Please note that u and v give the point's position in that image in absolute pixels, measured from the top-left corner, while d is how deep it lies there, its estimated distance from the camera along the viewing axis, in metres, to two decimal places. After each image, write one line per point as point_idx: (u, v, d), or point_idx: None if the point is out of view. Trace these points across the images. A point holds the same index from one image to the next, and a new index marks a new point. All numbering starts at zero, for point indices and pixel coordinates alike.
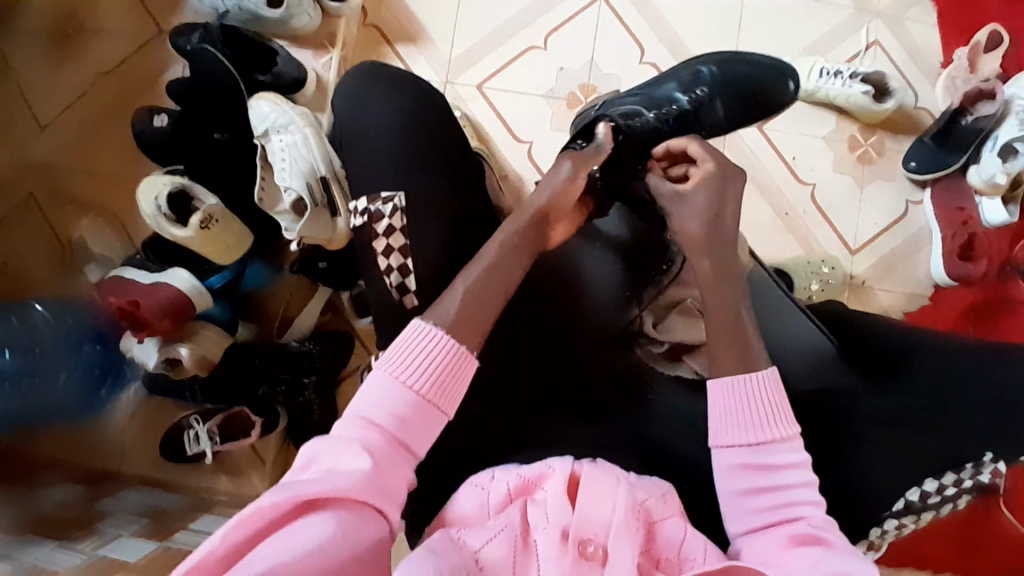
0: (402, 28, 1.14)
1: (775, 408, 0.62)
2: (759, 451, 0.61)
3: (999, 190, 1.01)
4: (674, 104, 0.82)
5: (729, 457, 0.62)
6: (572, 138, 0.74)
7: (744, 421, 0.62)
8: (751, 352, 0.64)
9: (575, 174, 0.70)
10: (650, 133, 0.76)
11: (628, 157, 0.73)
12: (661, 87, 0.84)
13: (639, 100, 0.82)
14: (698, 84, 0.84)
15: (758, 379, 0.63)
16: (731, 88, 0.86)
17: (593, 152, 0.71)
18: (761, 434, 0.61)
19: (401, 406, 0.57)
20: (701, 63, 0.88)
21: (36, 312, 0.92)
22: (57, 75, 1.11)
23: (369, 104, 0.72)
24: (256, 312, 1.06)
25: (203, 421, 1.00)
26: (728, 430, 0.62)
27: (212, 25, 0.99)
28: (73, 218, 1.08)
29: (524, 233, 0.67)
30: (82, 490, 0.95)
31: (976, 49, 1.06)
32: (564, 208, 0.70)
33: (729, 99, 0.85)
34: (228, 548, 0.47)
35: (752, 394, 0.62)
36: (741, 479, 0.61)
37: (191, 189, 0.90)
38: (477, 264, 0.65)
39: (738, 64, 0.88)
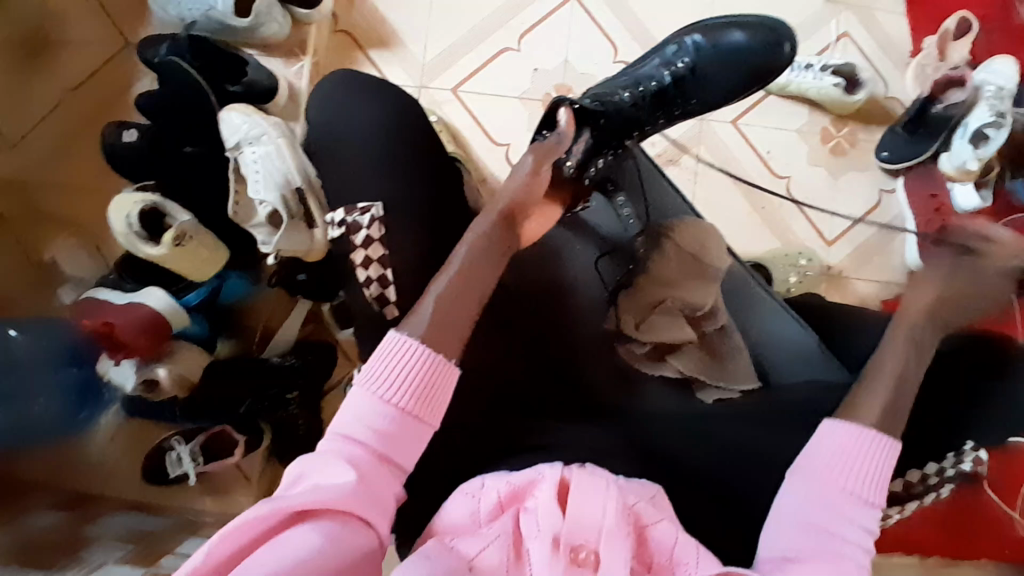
0: (374, 34, 1.13)
1: (878, 478, 0.61)
2: (845, 500, 0.60)
3: (970, 176, 1.02)
4: (655, 80, 0.85)
5: (807, 490, 0.61)
6: (540, 126, 0.74)
7: (846, 467, 0.61)
8: (739, 361, 0.72)
9: (537, 169, 0.71)
10: (631, 113, 0.81)
11: (600, 142, 0.77)
12: (646, 63, 0.87)
13: (620, 79, 0.86)
14: (682, 55, 0.87)
15: (881, 446, 0.62)
16: (714, 56, 0.87)
17: (553, 144, 0.72)
18: (864, 495, 0.60)
19: (384, 422, 0.57)
20: (690, 33, 0.89)
21: (13, 338, 0.88)
22: (22, 91, 1.08)
23: (343, 113, 0.71)
24: (235, 326, 1.04)
25: (185, 441, 0.99)
26: (830, 468, 0.61)
27: (180, 35, 0.97)
28: (45, 238, 1.05)
29: (494, 234, 0.66)
30: (63, 516, 0.93)
31: (944, 37, 1.07)
32: (529, 203, 0.70)
33: (710, 68, 0.87)
34: (215, 563, 0.47)
35: (871, 456, 0.62)
36: (817, 517, 0.59)
37: (162, 206, 0.88)
38: (450, 270, 0.64)
39: (725, 31, 0.88)
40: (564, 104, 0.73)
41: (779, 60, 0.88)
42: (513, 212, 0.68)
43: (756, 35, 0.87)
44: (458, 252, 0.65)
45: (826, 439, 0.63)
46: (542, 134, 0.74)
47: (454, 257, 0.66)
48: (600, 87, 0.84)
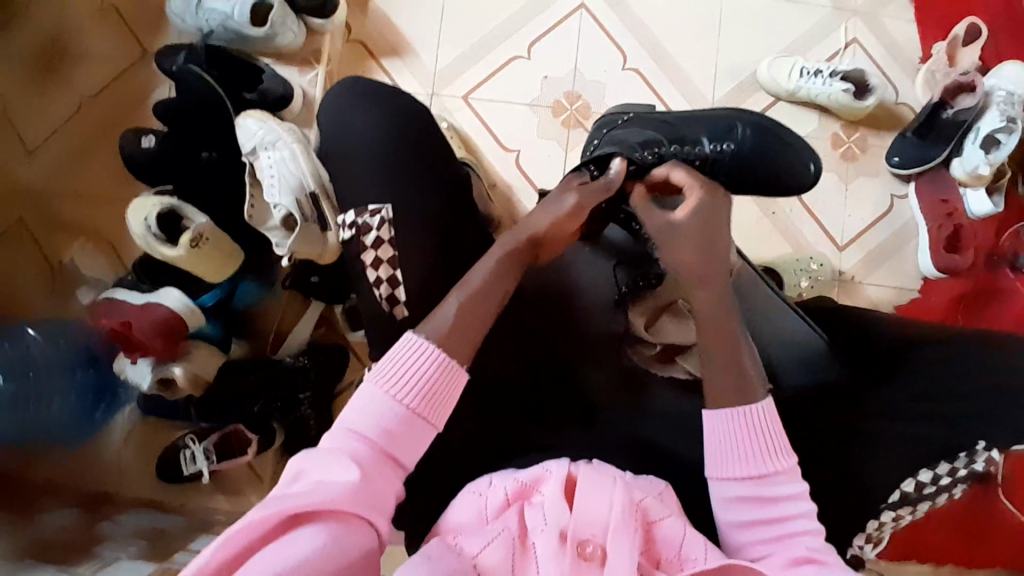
0: (386, 43, 1.15)
1: (772, 440, 0.60)
2: (758, 485, 0.60)
3: (982, 180, 1.03)
4: (692, 149, 0.74)
5: (722, 492, 0.61)
6: (585, 165, 0.69)
7: (740, 454, 0.60)
8: (750, 384, 0.62)
9: (577, 209, 0.67)
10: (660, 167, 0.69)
11: (635, 197, 0.68)
12: (690, 128, 0.77)
13: (662, 134, 0.75)
14: (730, 136, 0.76)
15: (756, 411, 0.61)
16: (755, 159, 0.76)
17: (603, 188, 0.67)
18: (762, 468, 0.60)
19: (391, 420, 0.58)
20: (740, 117, 0.79)
21: (29, 335, 0.92)
22: (45, 100, 1.11)
23: (353, 116, 0.73)
24: (249, 329, 1.06)
25: (199, 440, 1.01)
26: (720, 467, 0.61)
27: (196, 46, 0.98)
28: (64, 242, 1.08)
29: (515, 255, 0.66)
30: (79, 514, 0.94)
31: (954, 42, 1.08)
32: (562, 234, 0.68)
33: (745, 167, 0.76)
34: (219, 562, 0.48)
35: (753, 427, 0.61)
36: (740, 512, 0.60)
37: (179, 209, 0.90)
38: (467, 286, 0.64)
39: (774, 140, 0.78)
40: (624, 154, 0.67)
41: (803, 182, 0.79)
42: (538, 242, 0.68)
43: (794, 153, 0.78)
44: (476, 273, 0.65)
45: (708, 433, 0.62)
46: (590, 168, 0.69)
47: (471, 275, 0.65)
48: (634, 132, 0.75)
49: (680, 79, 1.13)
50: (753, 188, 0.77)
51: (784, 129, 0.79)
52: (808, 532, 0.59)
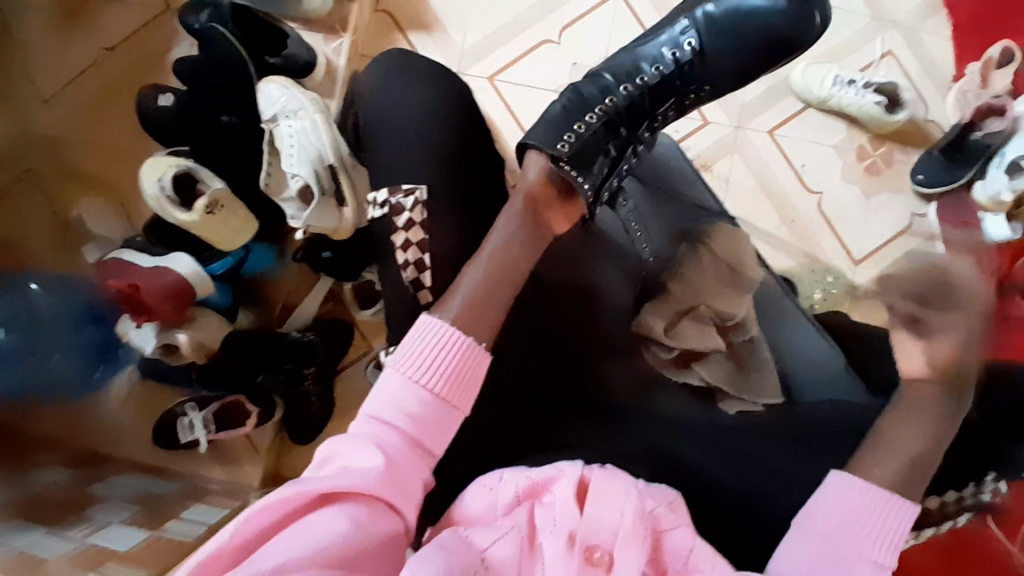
0: (416, 16, 1.12)
1: (891, 535, 0.58)
2: (855, 564, 0.57)
3: (1003, 207, 1.00)
4: (658, 65, 0.79)
5: (809, 546, 0.57)
6: (558, 157, 0.70)
7: (862, 532, 0.58)
8: (919, 481, 0.62)
9: (528, 169, 0.70)
10: (625, 108, 0.76)
11: (586, 155, 0.71)
12: (648, 43, 0.81)
13: (610, 64, 0.81)
14: (688, 34, 0.80)
15: (903, 510, 0.59)
16: (726, 29, 0.79)
17: (538, 155, 0.70)
18: (871, 556, 0.57)
19: (417, 404, 0.57)
20: (699, 4, 0.81)
21: (32, 290, 0.90)
22: (60, 47, 1.08)
23: (394, 96, 0.72)
24: (258, 298, 1.04)
25: (198, 408, 0.99)
26: (825, 528, 0.58)
27: (222, 3, 0.95)
28: (74, 194, 1.05)
29: (524, 220, 0.67)
30: (73, 474, 0.92)
31: (988, 64, 1.05)
32: (550, 195, 0.69)
33: (722, 53, 0.80)
34: (242, 539, 0.47)
35: (881, 518, 0.58)
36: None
37: (195, 171, 0.88)
38: (482, 255, 0.65)
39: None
40: (545, 148, 0.70)
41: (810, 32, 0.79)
42: (538, 200, 0.68)
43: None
44: (489, 240, 0.66)
45: (829, 498, 0.60)
46: (530, 145, 0.71)
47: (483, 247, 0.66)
48: (590, 79, 0.78)
49: None
50: (742, 57, 0.79)
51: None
52: None
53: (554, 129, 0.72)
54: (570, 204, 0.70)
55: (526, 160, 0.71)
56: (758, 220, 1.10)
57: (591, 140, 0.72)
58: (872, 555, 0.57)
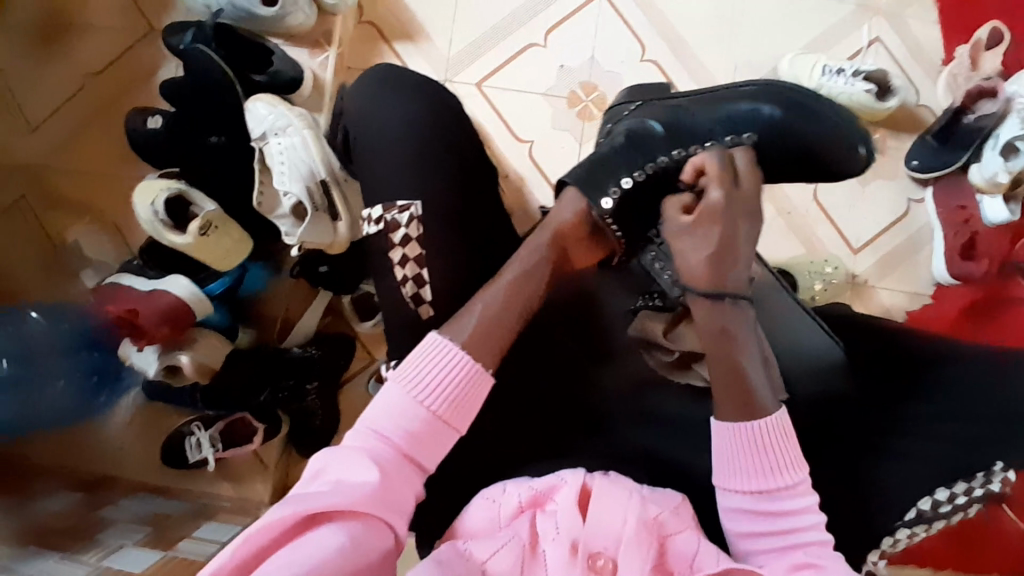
0: (400, 27, 1.12)
1: (780, 455, 0.59)
2: (765, 499, 0.59)
3: (999, 188, 1.00)
4: (709, 140, 0.72)
5: (726, 499, 0.60)
6: (604, 214, 0.67)
7: (745, 466, 0.59)
8: (756, 397, 0.60)
9: (563, 204, 0.67)
10: (669, 175, 0.70)
11: (634, 211, 0.68)
12: (708, 108, 0.74)
13: (663, 117, 0.73)
14: (748, 125, 0.72)
15: (767, 428, 0.59)
16: (785, 136, 0.73)
17: (576, 196, 0.67)
18: (772, 483, 0.59)
19: (413, 423, 0.57)
20: (766, 93, 0.75)
21: (31, 319, 0.91)
22: (44, 74, 1.09)
23: (377, 104, 0.72)
24: (256, 317, 1.05)
25: (205, 427, 1.00)
26: (727, 475, 0.60)
27: (206, 23, 0.96)
28: (66, 221, 1.06)
29: (547, 254, 0.66)
30: (81, 498, 0.94)
31: (977, 46, 1.06)
32: (582, 228, 0.67)
33: (772, 155, 0.73)
34: (239, 560, 0.47)
35: (760, 442, 0.59)
36: (738, 522, 0.60)
37: (188, 195, 0.89)
38: (499, 280, 0.64)
39: (801, 117, 0.73)
40: (592, 199, 0.67)
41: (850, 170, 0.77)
42: (565, 236, 0.66)
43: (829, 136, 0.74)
44: (509, 266, 0.65)
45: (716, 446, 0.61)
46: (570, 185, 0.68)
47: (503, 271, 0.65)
48: (641, 129, 0.72)
49: (700, 73, 1.11)
50: (782, 163, 0.74)
51: (815, 96, 0.75)
52: (813, 543, 0.58)
53: (599, 179, 0.68)
54: (597, 243, 0.68)
55: (563, 197, 0.68)
56: None
57: (636, 202, 0.68)
58: (766, 481, 0.59)
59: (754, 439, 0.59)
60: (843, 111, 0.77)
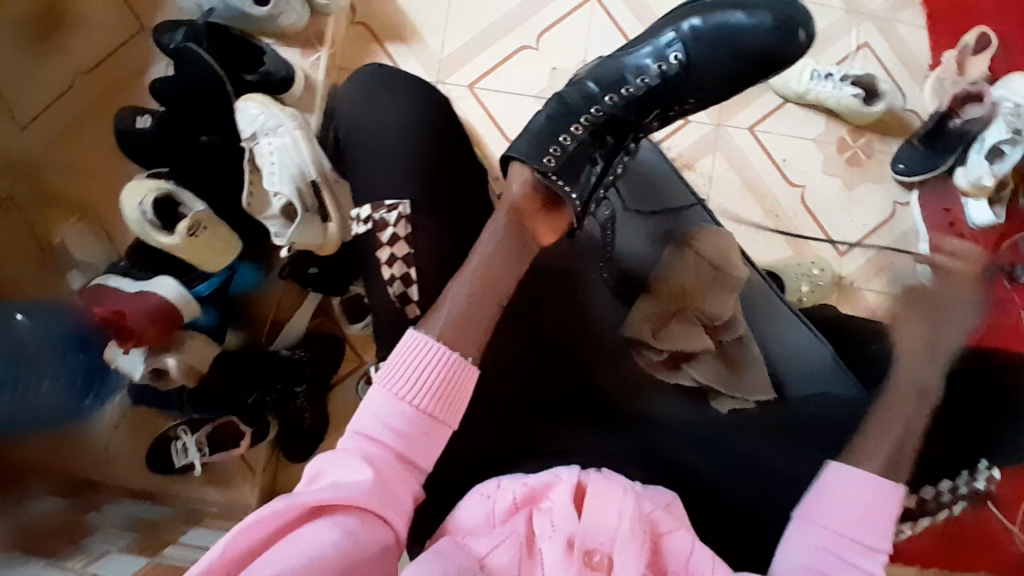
0: (392, 27, 1.12)
1: (883, 522, 0.60)
2: (848, 551, 0.59)
3: (984, 192, 1.02)
4: (643, 75, 0.76)
5: (806, 536, 0.60)
6: (545, 171, 0.69)
7: (847, 515, 0.60)
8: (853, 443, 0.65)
9: (515, 184, 0.69)
10: (607, 120, 0.74)
11: (574, 162, 0.70)
12: (633, 51, 0.77)
13: (593, 72, 0.77)
14: (675, 46, 0.76)
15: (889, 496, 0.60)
16: (712, 42, 0.75)
17: (521, 165, 0.70)
18: (864, 540, 0.59)
19: (404, 421, 0.57)
20: (687, 14, 0.77)
21: (18, 321, 0.89)
22: (31, 72, 1.07)
23: (371, 103, 0.72)
24: (245, 318, 1.04)
25: (191, 431, 0.99)
26: (826, 516, 0.60)
27: (198, 21, 0.96)
28: (53, 221, 1.05)
29: (508, 235, 0.67)
30: (65, 503, 0.92)
31: (964, 51, 1.08)
32: (536, 205, 0.69)
33: (710, 68, 0.76)
34: (230, 557, 0.46)
35: (879, 506, 0.60)
36: (806, 558, 0.59)
37: (177, 195, 0.88)
38: (467, 270, 0.65)
39: (730, 11, 0.75)
40: (529, 162, 0.69)
41: (797, 47, 0.75)
42: (521, 214, 0.68)
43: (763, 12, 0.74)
44: (474, 255, 0.66)
45: (826, 487, 0.61)
46: (516, 158, 0.71)
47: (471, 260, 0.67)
48: (575, 89, 0.75)
49: None
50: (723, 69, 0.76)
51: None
52: None
53: (540, 143, 0.71)
54: (555, 218, 0.70)
55: (510, 171, 0.71)
56: (743, 216, 1.10)
57: (577, 153, 0.71)
58: (863, 539, 0.59)
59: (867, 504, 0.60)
60: None
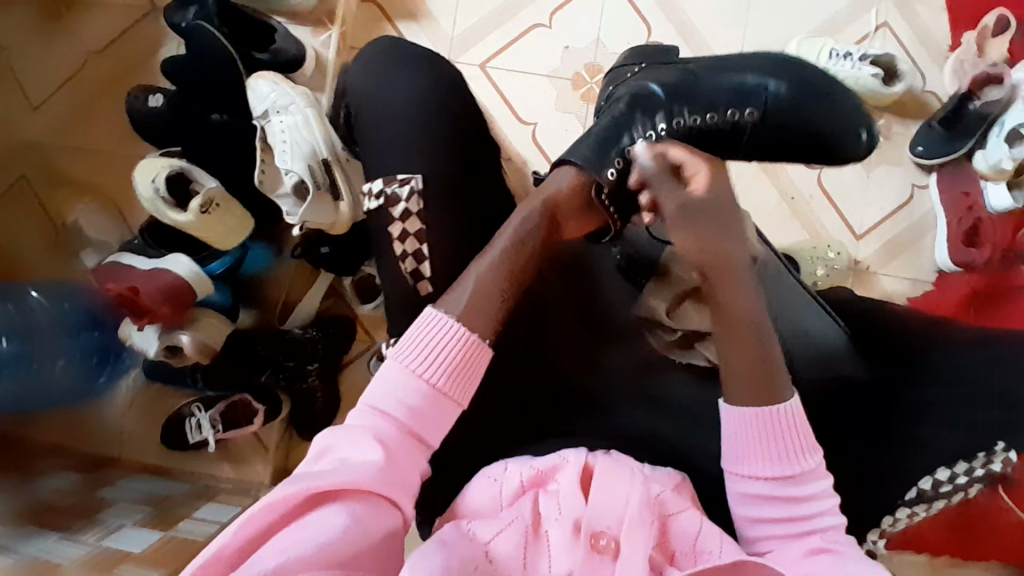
0: (403, 6, 1.11)
1: (791, 438, 0.59)
2: (780, 484, 0.59)
3: (1004, 175, 1.00)
4: (713, 112, 0.71)
5: (736, 485, 0.60)
6: (602, 183, 0.65)
7: (756, 451, 0.59)
8: (773, 377, 0.60)
9: (552, 176, 0.66)
10: (669, 147, 0.70)
11: (634, 180, 0.66)
12: (716, 78, 0.73)
13: (663, 78, 0.73)
14: (759, 95, 0.72)
15: (783, 412, 0.59)
16: (793, 113, 0.72)
17: (581, 175, 0.65)
18: (790, 468, 0.59)
19: (416, 398, 0.57)
20: (778, 71, 0.73)
21: (32, 298, 0.90)
22: (44, 53, 1.08)
23: (379, 81, 0.71)
24: (256, 298, 1.05)
25: (205, 408, 1.00)
26: (740, 462, 0.60)
27: (208, 0, 0.95)
28: (66, 199, 1.05)
29: (536, 224, 0.64)
30: (80, 478, 0.94)
31: (983, 33, 1.05)
32: (573, 204, 0.65)
33: (783, 129, 0.73)
34: (241, 542, 0.47)
35: (769, 425, 0.59)
36: (750, 507, 0.60)
37: (189, 172, 0.88)
38: (488, 253, 0.63)
39: (828, 94, 0.74)
40: (587, 169, 0.65)
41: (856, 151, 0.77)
42: (555, 209, 0.65)
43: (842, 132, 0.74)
44: (494, 243, 0.64)
45: (727, 429, 0.60)
46: (573, 159, 0.66)
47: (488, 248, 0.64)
48: (644, 94, 0.71)
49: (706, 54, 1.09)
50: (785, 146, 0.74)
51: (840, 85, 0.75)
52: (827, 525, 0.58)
53: (602, 149, 0.67)
54: (593, 219, 0.66)
55: (557, 171, 0.66)
56: (756, 199, 1.09)
57: (639, 171, 0.67)
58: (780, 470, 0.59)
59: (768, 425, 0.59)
60: (855, 100, 0.77)
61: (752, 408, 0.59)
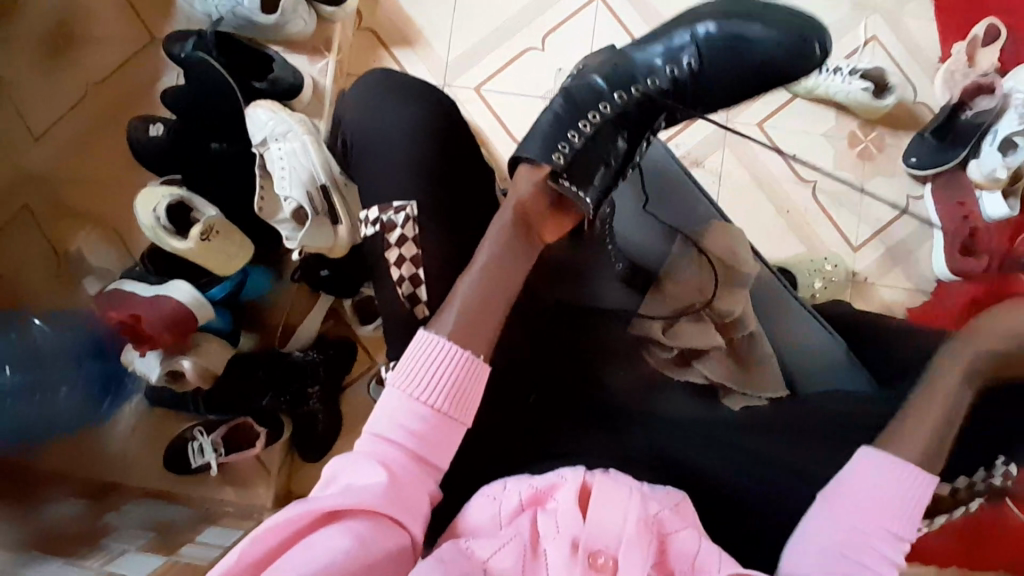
0: (400, 32, 1.13)
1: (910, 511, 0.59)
2: (878, 541, 0.57)
3: (998, 185, 1.01)
4: (654, 77, 0.76)
5: (827, 520, 0.59)
6: (557, 173, 0.70)
7: (873, 498, 0.58)
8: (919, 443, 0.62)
9: (523, 181, 0.70)
10: (620, 119, 0.75)
11: (593, 151, 0.72)
12: (645, 50, 0.78)
13: (594, 64, 0.79)
14: (687, 49, 0.77)
15: (917, 483, 0.59)
16: (726, 51, 0.76)
17: (529, 166, 0.71)
18: (897, 529, 0.58)
19: (417, 422, 0.57)
20: (702, 18, 0.78)
21: (35, 326, 0.93)
22: (45, 87, 1.10)
23: (379, 111, 0.73)
24: (257, 321, 1.05)
25: (208, 431, 1.01)
26: (845, 496, 0.59)
27: (207, 31, 0.98)
28: (71, 228, 1.07)
29: (515, 229, 0.69)
30: (83, 506, 0.94)
31: (974, 43, 1.07)
32: (542, 206, 0.71)
33: (722, 72, 0.77)
34: (246, 563, 0.47)
35: (906, 490, 0.59)
36: (829, 539, 0.58)
37: (190, 201, 0.90)
38: (475, 266, 0.67)
39: (746, 21, 0.76)
40: (540, 162, 0.70)
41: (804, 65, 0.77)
42: (528, 210, 0.70)
43: (784, 31, 0.76)
44: (479, 253, 0.67)
45: (857, 467, 0.60)
46: (524, 158, 0.71)
47: (475, 258, 0.68)
48: (582, 84, 0.76)
49: None
50: (738, 82, 0.78)
51: (770, 5, 0.77)
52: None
53: (548, 142, 0.71)
54: (564, 215, 0.72)
55: (517, 173, 0.71)
56: (752, 216, 1.11)
57: (589, 148, 0.72)
58: (889, 526, 0.58)
59: (901, 488, 0.59)
60: (795, 10, 0.78)
61: (902, 468, 0.60)
